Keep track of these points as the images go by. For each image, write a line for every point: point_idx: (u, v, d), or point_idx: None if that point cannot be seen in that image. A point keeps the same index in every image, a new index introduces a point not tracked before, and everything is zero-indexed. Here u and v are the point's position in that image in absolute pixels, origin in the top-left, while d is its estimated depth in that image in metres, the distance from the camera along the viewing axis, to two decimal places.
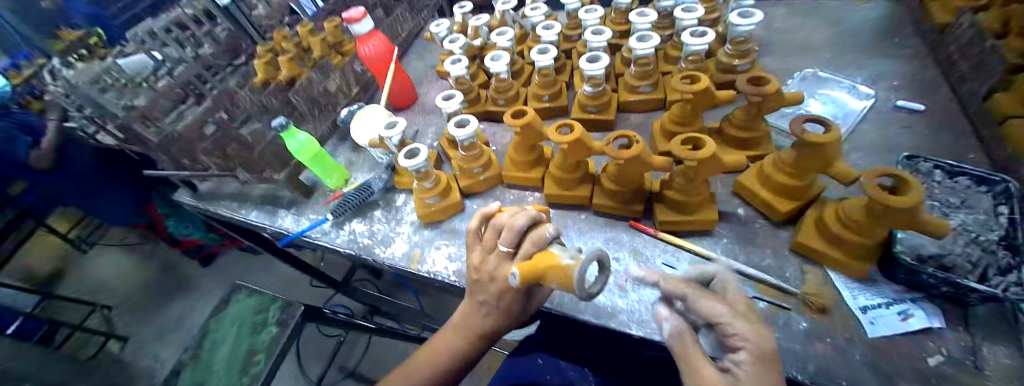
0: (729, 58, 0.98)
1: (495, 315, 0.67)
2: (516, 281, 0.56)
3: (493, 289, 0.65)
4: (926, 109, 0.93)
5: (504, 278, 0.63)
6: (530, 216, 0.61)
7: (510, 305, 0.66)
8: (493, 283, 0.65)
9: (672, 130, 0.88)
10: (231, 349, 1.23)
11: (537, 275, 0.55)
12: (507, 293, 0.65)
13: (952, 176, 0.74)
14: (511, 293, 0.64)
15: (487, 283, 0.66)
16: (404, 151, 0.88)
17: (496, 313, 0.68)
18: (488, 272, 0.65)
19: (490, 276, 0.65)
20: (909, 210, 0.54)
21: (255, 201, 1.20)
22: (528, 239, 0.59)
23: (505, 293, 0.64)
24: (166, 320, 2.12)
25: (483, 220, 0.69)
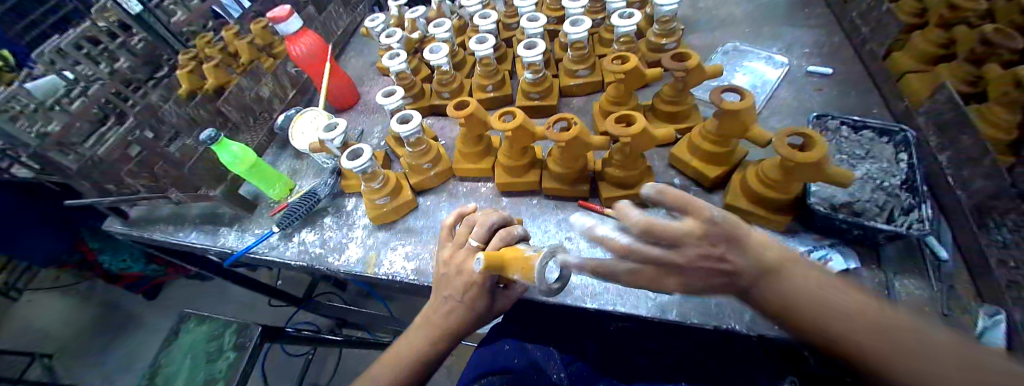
0: (658, 38, 1.01)
1: (460, 309, 0.65)
2: (480, 265, 0.57)
3: (457, 282, 0.65)
4: (836, 72, 1.01)
5: (469, 268, 0.64)
6: (502, 216, 0.69)
7: (474, 299, 0.64)
8: (458, 274, 0.65)
9: (609, 109, 0.91)
10: (188, 381, 1.16)
11: (499, 265, 0.57)
12: (471, 287, 0.64)
13: (857, 131, 0.82)
14: (477, 286, 0.63)
15: (453, 277, 0.66)
16: (346, 153, 0.85)
17: (460, 307, 0.65)
18: (455, 265, 0.66)
19: (456, 269, 0.65)
20: (813, 163, 0.60)
21: (193, 222, 1.12)
22: (498, 235, 0.65)
23: (470, 287, 0.64)
24: (113, 361, 1.95)
25: (459, 218, 0.74)
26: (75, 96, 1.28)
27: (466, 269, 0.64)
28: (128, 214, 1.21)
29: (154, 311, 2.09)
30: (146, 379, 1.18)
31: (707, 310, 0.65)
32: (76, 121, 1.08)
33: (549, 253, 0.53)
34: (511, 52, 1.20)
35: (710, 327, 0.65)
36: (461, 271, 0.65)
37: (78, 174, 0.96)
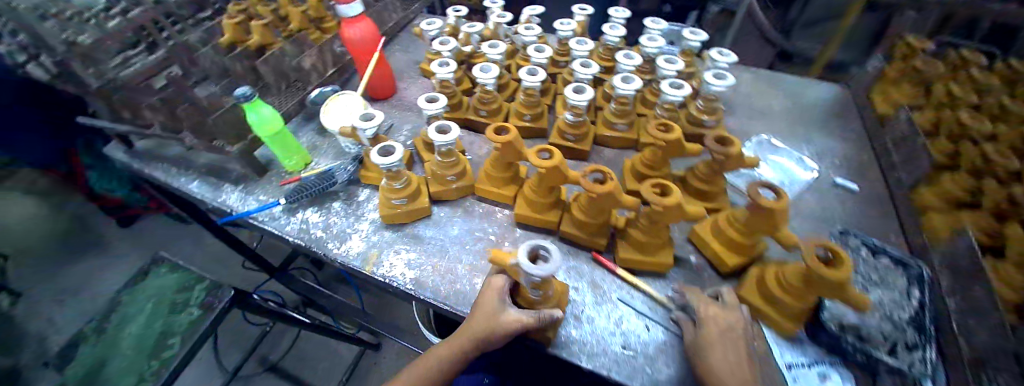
0: (699, 113, 1.02)
1: (472, 327, 0.67)
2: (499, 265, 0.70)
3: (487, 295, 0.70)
4: (861, 190, 1.03)
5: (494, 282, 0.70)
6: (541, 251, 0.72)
7: (487, 307, 0.68)
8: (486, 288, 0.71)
9: (641, 170, 0.91)
10: (143, 326, 1.11)
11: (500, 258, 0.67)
12: (492, 297, 0.68)
13: (875, 255, 0.84)
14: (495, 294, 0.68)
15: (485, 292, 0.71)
16: (377, 149, 0.83)
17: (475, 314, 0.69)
18: (488, 283, 0.72)
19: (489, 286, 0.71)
20: (837, 282, 0.61)
21: (198, 170, 1.09)
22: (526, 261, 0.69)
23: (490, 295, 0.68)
24: (64, 281, 1.86)
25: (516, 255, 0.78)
26: (116, 15, 1.27)
27: (494, 284, 0.70)
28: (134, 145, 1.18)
29: (121, 241, 2.00)
30: (101, 312, 1.14)
31: None
32: (111, 41, 1.06)
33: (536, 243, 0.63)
34: (554, 88, 1.22)
35: None
36: (488, 284, 0.72)
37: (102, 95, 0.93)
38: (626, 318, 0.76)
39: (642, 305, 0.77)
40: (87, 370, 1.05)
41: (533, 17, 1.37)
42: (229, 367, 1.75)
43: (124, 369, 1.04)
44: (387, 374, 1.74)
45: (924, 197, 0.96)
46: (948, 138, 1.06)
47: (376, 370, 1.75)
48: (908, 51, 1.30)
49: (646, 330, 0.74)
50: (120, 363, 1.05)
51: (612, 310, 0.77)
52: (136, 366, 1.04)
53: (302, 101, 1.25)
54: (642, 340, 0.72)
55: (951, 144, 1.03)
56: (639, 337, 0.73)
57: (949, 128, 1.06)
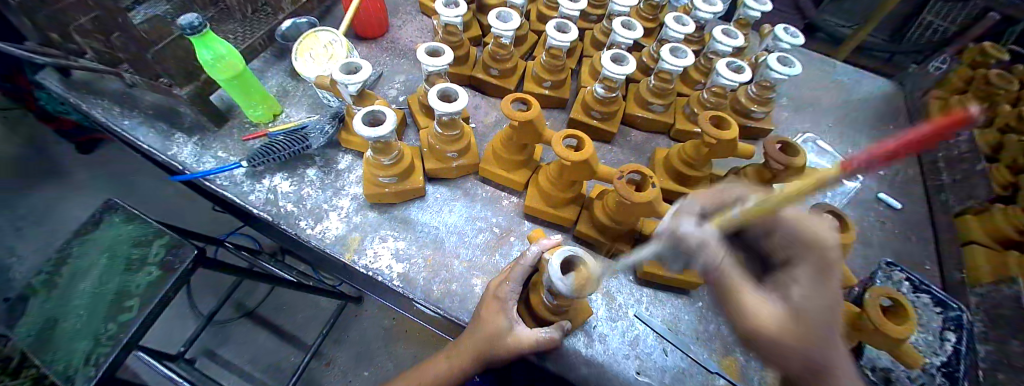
0: (748, 102, 0.89)
1: (475, 343, 0.55)
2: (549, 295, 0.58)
3: (489, 305, 0.58)
4: (902, 207, 0.95)
5: (502, 293, 0.57)
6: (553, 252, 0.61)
7: (492, 320, 0.56)
8: (490, 299, 0.58)
9: (676, 167, 0.78)
10: (94, 286, 0.87)
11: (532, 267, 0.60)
12: (496, 310, 0.57)
13: (916, 291, 0.75)
14: (503, 308, 0.57)
15: (486, 301, 0.59)
16: (362, 113, 0.66)
17: (476, 328, 0.57)
18: (490, 292, 0.59)
19: (491, 295, 0.59)
20: (895, 337, 0.54)
21: (145, 111, 0.90)
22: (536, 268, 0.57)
23: (496, 310, 0.57)
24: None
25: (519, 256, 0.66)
26: None
27: (499, 294, 0.58)
28: (72, 73, 0.96)
29: (61, 167, 1.72)
30: (48, 265, 0.89)
31: None
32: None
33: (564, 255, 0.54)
34: (580, 48, 1.04)
35: None
36: (491, 292, 0.59)
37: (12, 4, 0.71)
38: (641, 338, 0.66)
39: (659, 325, 0.68)
40: (37, 332, 0.81)
41: None
42: (204, 311, 1.61)
43: (78, 331, 0.81)
44: (371, 329, 1.61)
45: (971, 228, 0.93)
46: (1007, 168, 1.01)
47: (358, 323, 1.62)
48: (980, 57, 1.16)
49: (664, 354, 0.66)
50: (70, 325, 0.82)
51: (627, 328, 0.67)
52: (89, 328, 0.81)
53: (272, 33, 1.01)
54: (659, 366, 0.64)
55: (1011, 175, 0.99)
56: (656, 361, 0.65)
57: (1011, 155, 1.00)
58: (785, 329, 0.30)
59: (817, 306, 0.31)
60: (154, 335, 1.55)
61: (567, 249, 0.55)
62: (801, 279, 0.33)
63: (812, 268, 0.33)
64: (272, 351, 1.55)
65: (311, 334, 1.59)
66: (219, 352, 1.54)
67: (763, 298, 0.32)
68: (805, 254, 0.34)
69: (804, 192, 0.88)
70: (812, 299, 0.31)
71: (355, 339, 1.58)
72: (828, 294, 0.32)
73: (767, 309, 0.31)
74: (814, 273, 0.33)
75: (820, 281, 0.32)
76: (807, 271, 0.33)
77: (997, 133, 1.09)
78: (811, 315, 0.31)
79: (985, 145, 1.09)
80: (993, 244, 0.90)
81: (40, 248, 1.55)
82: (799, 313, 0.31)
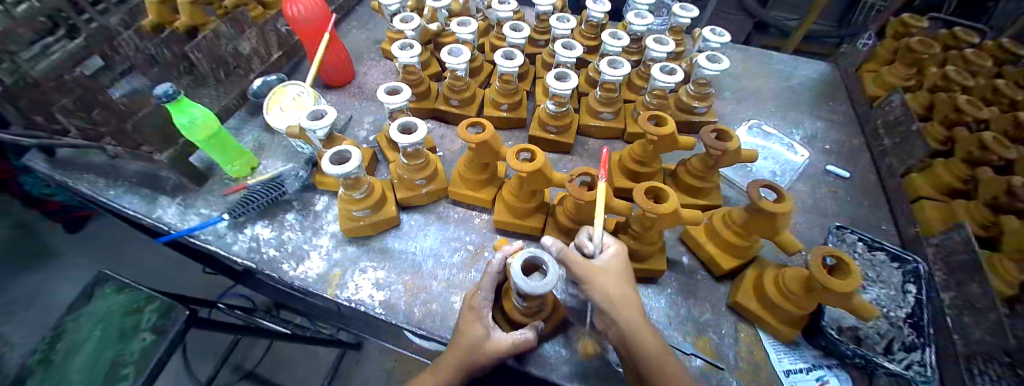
0: (689, 99, 0.96)
1: (455, 354, 0.58)
2: (519, 300, 0.61)
3: (466, 316, 0.61)
4: (851, 176, 1.01)
5: (476, 303, 0.61)
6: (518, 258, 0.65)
7: (469, 328, 0.59)
8: (466, 311, 0.61)
9: (629, 167, 0.83)
10: (91, 359, 0.89)
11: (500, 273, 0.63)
12: (472, 321, 0.60)
13: (872, 250, 0.80)
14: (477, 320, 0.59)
15: (463, 312, 0.62)
16: (329, 155, 0.71)
17: (455, 341, 0.59)
18: (466, 304, 0.63)
19: (467, 306, 0.62)
20: (844, 291, 0.57)
21: (129, 181, 0.95)
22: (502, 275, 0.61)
23: (471, 320, 0.60)
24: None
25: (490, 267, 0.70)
26: None
27: (473, 303, 0.61)
28: (57, 152, 1.01)
29: (49, 249, 1.73)
30: (40, 342, 0.91)
31: None
32: None
33: (524, 256, 0.57)
34: (533, 72, 1.12)
35: None
36: (466, 304, 0.63)
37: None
38: None
39: None
40: None
41: None
42: (201, 376, 1.59)
43: None
44: (371, 373, 1.60)
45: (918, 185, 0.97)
46: (941, 123, 1.07)
47: (359, 369, 1.61)
48: (901, 28, 1.26)
49: None
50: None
51: None
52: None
53: (244, 93, 1.09)
54: None
55: (945, 130, 1.05)
56: None
57: (944, 112, 1.07)
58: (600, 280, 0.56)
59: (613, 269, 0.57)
60: None
61: (527, 250, 0.59)
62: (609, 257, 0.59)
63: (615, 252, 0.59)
64: None
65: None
66: None
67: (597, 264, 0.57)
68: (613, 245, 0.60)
69: (754, 174, 0.94)
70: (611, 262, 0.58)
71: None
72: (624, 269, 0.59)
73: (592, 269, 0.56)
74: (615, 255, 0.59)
75: (620, 258, 0.59)
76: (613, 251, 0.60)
77: (929, 93, 1.17)
78: (614, 276, 0.57)
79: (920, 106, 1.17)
80: (941, 197, 0.96)
81: (31, 333, 1.54)
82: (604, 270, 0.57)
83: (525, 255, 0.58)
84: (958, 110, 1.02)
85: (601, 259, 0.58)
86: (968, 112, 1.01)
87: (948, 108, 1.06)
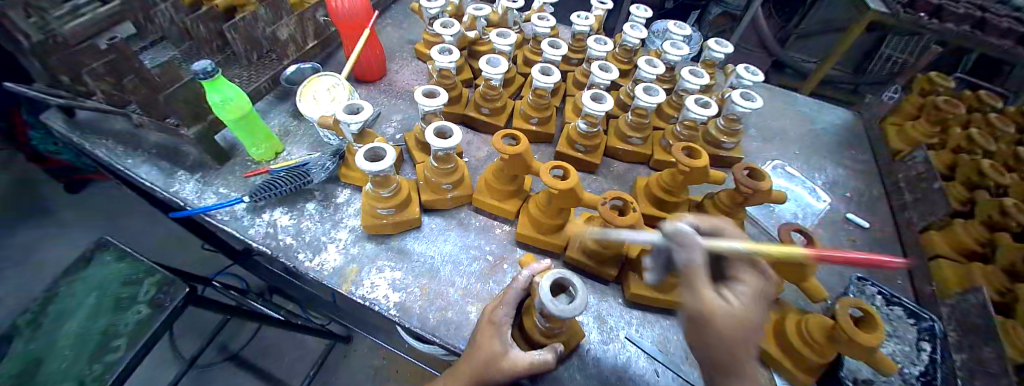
0: (718, 133, 0.97)
1: (473, 367, 0.57)
2: (543, 321, 0.60)
3: (486, 330, 0.60)
4: (869, 227, 1.01)
5: (497, 318, 0.60)
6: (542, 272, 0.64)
7: (489, 342, 0.58)
8: (487, 325, 0.60)
9: (656, 194, 0.83)
10: (80, 326, 0.86)
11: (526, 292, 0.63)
12: (491, 336, 0.59)
13: (889, 304, 0.80)
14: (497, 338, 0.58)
15: (483, 325, 0.61)
16: (363, 150, 0.70)
17: (473, 355, 0.58)
18: (486, 316, 0.62)
19: (487, 318, 0.61)
20: (868, 345, 0.57)
21: (149, 151, 0.94)
22: (524, 290, 0.61)
23: (492, 337, 0.59)
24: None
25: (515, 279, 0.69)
26: None
27: (494, 317, 0.60)
28: (77, 113, 1.00)
29: (49, 207, 1.70)
30: (36, 304, 0.88)
31: None
32: None
33: (553, 276, 0.57)
34: (564, 88, 1.13)
35: None
36: (486, 317, 0.62)
37: (33, 53, 0.76)
38: (632, 358, 0.69)
39: (649, 345, 0.71)
40: (17, 375, 0.79)
41: (547, 6, 1.27)
42: (187, 355, 1.55)
43: (62, 373, 0.79)
44: (358, 371, 1.56)
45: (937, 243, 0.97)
46: (962, 184, 1.09)
47: (347, 364, 1.57)
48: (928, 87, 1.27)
49: (655, 375, 0.67)
50: (57, 366, 0.81)
51: (618, 349, 0.70)
52: (74, 370, 0.79)
53: (275, 77, 1.09)
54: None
55: (968, 192, 1.08)
56: (646, 381, 0.66)
57: (966, 173, 1.09)
58: (737, 322, 0.40)
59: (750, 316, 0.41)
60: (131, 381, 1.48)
61: (556, 271, 0.58)
62: (740, 295, 0.43)
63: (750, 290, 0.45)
64: None
65: (297, 376, 1.53)
66: None
67: (718, 299, 0.41)
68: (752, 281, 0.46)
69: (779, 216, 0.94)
70: (748, 305, 0.42)
71: (343, 380, 1.53)
72: (759, 311, 0.43)
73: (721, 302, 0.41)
74: (753, 295, 0.44)
75: (751, 301, 0.43)
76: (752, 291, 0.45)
77: (951, 153, 1.18)
78: (744, 321, 0.40)
79: (941, 164, 1.18)
80: (958, 257, 0.96)
81: (18, 290, 1.50)
82: (740, 314, 0.41)
83: (553, 275, 0.58)
84: (980, 173, 1.04)
85: (729, 297, 0.42)
86: (990, 176, 1.03)
87: (970, 170, 1.07)
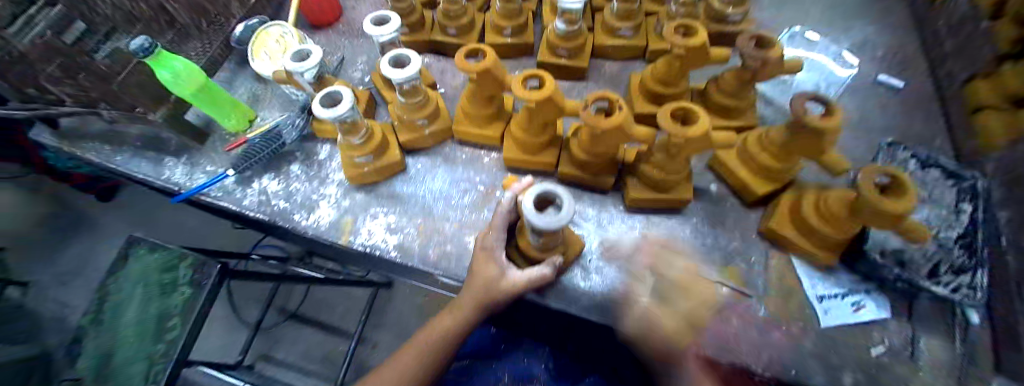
0: (723, 5, 0.84)
1: (475, 291, 0.57)
2: (538, 239, 0.58)
3: (481, 258, 0.59)
4: (904, 87, 0.89)
5: (490, 245, 0.59)
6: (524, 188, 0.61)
7: (485, 269, 0.58)
8: (480, 252, 0.59)
9: (652, 89, 0.75)
10: (138, 313, 0.95)
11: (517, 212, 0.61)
12: (484, 261, 0.58)
13: (925, 168, 0.72)
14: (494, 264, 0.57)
15: (478, 253, 0.60)
16: (320, 96, 0.65)
17: (471, 285, 0.58)
18: (479, 244, 0.60)
19: (481, 246, 0.60)
20: (894, 214, 0.51)
21: (133, 143, 0.93)
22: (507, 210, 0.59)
23: (488, 264, 0.58)
24: (40, 274, 1.71)
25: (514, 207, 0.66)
26: None
27: (486, 245, 0.59)
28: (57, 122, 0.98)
29: (90, 217, 1.82)
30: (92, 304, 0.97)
31: (721, 344, 0.61)
32: None
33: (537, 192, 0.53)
34: None
35: (720, 362, 0.61)
36: (479, 246, 0.61)
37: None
38: None
39: None
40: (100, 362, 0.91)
41: None
42: (251, 320, 1.73)
43: (135, 354, 0.90)
44: (402, 311, 1.69)
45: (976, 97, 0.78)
46: None
47: (392, 307, 1.70)
48: None
49: None
50: (129, 349, 0.90)
51: (623, 256, 0.69)
52: (142, 352, 0.89)
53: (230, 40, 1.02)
54: None
55: None
56: None
57: None
58: (672, 336, 0.54)
59: (687, 323, 0.54)
60: (212, 348, 1.68)
61: (540, 184, 0.54)
62: (686, 305, 0.55)
63: (704, 298, 0.55)
64: (322, 340, 1.67)
65: (351, 323, 1.69)
66: (274, 354, 1.66)
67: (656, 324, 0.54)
68: (706, 289, 0.56)
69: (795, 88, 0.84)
70: (694, 308, 0.54)
71: (392, 321, 1.67)
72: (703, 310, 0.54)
73: (662, 327, 0.54)
74: (704, 300, 0.55)
75: (702, 300, 0.55)
76: (701, 294, 0.55)
77: None
78: (677, 330, 0.54)
79: None
80: None
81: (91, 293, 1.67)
82: (682, 331, 0.54)
83: (537, 188, 0.54)
84: None
85: (675, 306, 0.55)
86: None
87: None
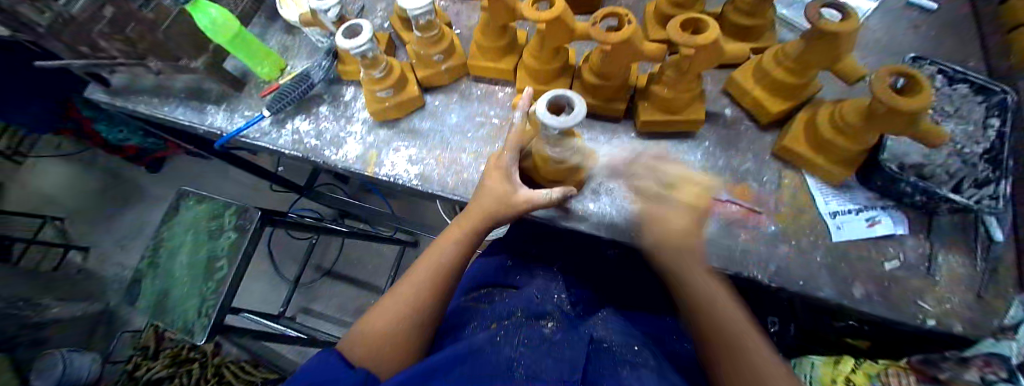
0: None
1: (488, 204, 0.61)
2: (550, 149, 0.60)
3: (494, 176, 0.63)
4: (940, 7, 0.84)
5: (502, 161, 0.63)
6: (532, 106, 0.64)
7: (499, 184, 0.61)
8: (494, 169, 0.63)
9: (666, 13, 0.74)
10: (190, 256, 1.06)
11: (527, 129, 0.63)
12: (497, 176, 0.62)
13: (951, 83, 0.69)
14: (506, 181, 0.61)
15: (491, 171, 0.64)
16: (342, 29, 0.69)
17: (485, 198, 0.62)
18: (493, 163, 0.64)
19: (495, 165, 0.64)
20: (908, 113, 0.49)
21: (179, 96, 1.01)
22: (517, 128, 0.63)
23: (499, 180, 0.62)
24: (105, 238, 1.91)
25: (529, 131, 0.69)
26: None
27: (500, 163, 0.63)
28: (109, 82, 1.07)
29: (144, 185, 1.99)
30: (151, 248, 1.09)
31: (729, 257, 0.63)
32: None
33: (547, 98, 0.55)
34: None
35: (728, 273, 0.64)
36: (492, 165, 0.65)
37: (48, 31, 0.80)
38: None
39: None
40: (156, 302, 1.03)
41: None
42: (290, 276, 1.87)
43: (188, 293, 1.01)
44: None
45: (1020, 11, 0.74)
46: None
47: None
48: None
49: None
50: (182, 288, 1.02)
51: None
52: (194, 290, 0.99)
53: None
54: None
55: None
56: None
57: None
58: None
59: None
60: (256, 301, 1.84)
61: (552, 92, 0.56)
62: None
63: None
64: (356, 292, 1.80)
65: (381, 277, 1.80)
66: (312, 306, 1.79)
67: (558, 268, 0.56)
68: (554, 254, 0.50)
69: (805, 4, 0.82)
70: None
71: None
72: None
73: None
74: None
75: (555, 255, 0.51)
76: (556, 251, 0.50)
77: None
78: None
79: None
80: None
81: None
82: None
83: (549, 95, 0.56)
84: None
85: None
86: None
87: None
